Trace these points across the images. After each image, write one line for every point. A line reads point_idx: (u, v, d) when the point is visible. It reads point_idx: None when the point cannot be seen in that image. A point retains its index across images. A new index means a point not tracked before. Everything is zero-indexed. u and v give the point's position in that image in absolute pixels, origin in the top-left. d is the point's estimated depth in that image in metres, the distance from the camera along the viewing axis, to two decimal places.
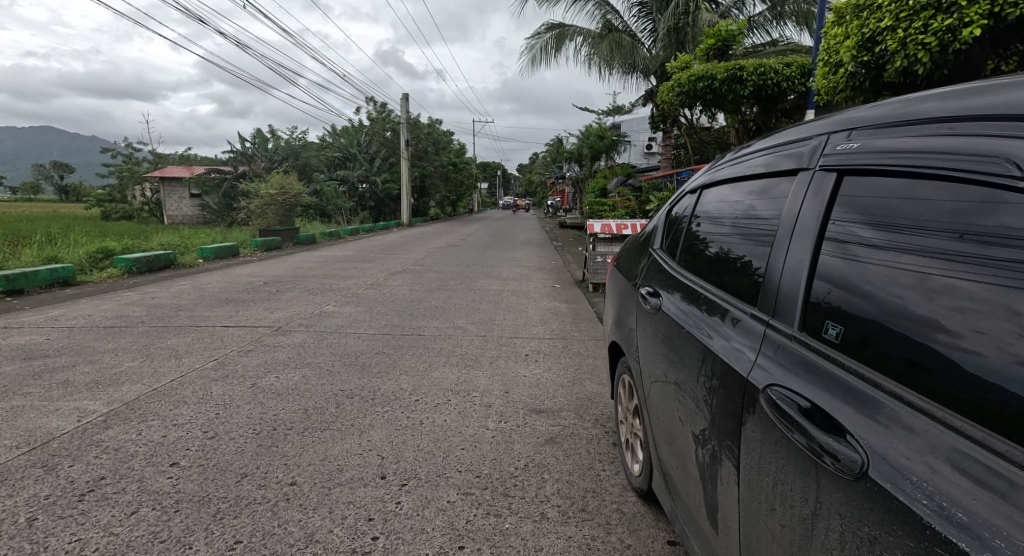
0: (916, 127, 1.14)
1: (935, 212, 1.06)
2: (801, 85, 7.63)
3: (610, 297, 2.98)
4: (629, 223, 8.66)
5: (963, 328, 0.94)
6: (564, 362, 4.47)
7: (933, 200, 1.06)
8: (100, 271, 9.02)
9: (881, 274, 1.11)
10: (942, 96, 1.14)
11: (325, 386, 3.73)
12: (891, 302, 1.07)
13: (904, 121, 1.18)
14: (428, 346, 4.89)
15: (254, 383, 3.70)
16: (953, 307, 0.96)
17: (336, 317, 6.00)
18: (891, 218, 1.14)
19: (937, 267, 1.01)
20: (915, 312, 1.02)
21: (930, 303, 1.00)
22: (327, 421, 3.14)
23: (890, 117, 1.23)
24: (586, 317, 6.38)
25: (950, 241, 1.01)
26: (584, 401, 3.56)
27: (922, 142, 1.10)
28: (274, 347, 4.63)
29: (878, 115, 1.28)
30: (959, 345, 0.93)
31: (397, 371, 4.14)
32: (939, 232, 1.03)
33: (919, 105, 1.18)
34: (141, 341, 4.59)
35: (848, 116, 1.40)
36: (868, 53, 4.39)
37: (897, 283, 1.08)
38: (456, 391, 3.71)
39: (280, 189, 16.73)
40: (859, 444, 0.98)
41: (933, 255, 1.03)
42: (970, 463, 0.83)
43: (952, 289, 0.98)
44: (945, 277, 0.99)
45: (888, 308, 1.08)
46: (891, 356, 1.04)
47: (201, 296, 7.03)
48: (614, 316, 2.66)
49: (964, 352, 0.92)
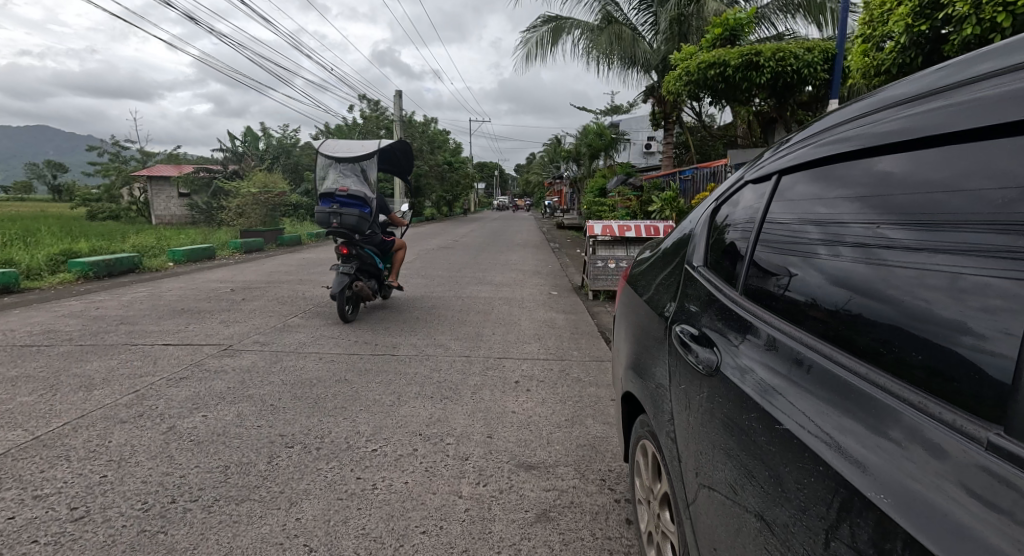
0: (958, 95, 0.95)
1: (979, 205, 0.87)
2: (823, 72, 6.88)
3: (620, 326, 2.30)
4: (632, 224, 7.91)
5: (994, 330, 0.79)
6: (560, 392, 3.74)
7: (976, 189, 0.88)
8: (51, 276, 8.24)
9: (909, 277, 0.95)
10: (1002, 54, 0.93)
11: (261, 430, 2.97)
12: (918, 305, 0.91)
13: (948, 88, 0.98)
14: (400, 369, 4.16)
15: (172, 425, 2.95)
16: (980, 307, 0.81)
17: (300, 332, 5.25)
18: (927, 214, 0.96)
19: (970, 265, 0.85)
20: (938, 316, 0.87)
21: (958, 305, 0.85)
22: (250, 484, 2.39)
23: (932, 88, 1.03)
24: (586, 331, 5.65)
25: (992, 234, 0.83)
26: (588, 452, 2.81)
27: (955, 114, 0.94)
28: (213, 373, 3.88)
29: (915, 88, 1.09)
30: (986, 348, 0.78)
31: (356, 405, 3.41)
32: (985, 226, 0.84)
33: (967, 71, 0.98)
34: (53, 368, 3.83)
35: (886, 97, 1.19)
36: (927, 21, 3.73)
37: (924, 285, 0.92)
38: (423, 435, 2.97)
39: (263, 188, 15.95)
40: (857, 457, 0.85)
41: (961, 250, 0.87)
42: (978, 471, 0.70)
43: (983, 288, 0.82)
44: (978, 275, 0.83)
45: (910, 312, 0.93)
46: (914, 366, 0.89)
47: (153, 306, 6.25)
48: (628, 357, 1.98)
49: (991, 355, 0.77)
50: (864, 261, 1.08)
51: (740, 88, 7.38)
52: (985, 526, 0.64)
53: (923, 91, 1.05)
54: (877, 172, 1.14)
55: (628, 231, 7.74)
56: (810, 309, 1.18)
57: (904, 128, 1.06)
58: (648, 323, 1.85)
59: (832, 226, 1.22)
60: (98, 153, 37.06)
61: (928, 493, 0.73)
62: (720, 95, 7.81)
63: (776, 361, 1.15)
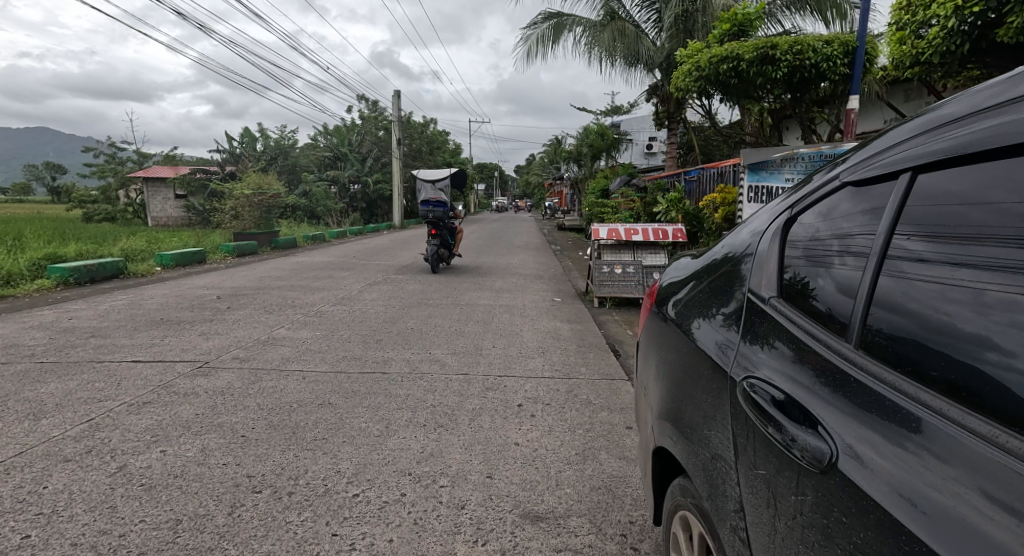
0: (996, 115, 0.89)
1: (1001, 217, 0.86)
2: (843, 67, 6.47)
3: (646, 360, 1.92)
4: (639, 228, 7.54)
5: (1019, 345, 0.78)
6: (568, 419, 3.36)
7: (998, 202, 0.86)
8: (30, 282, 7.84)
9: (928, 290, 0.93)
10: None
11: (226, 470, 2.57)
12: (939, 321, 0.90)
13: (987, 108, 0.92)
14: (391, 391, 3.78)
15: (124, 464, 2.56)
16: (1008, 323, 0.80)
17: (285, 346, 4.87)
18: (947, 226, 0.94)
19: (991, 279, 0.84)
20: (963, 332, 0.86)
21: (982, 320, 0.83)
22: (204, 545, 2.00)
23: (972, 109, 0.96)
24: (594, 343, 5.28)
25: (1013, 248, 0.82)
26: (602, 498, 2.44)
27: (988, 134, 0.89)
28: (182, 396, 3.49)
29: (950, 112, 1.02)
30: (1012, 365, 0.77)
31: (339, 435, 3.03)
32: (1009, 241, 0.83)
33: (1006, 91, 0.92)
34: (5, 391, 3.44)
35: (923, 119, 1.10)
36: (979, 4, 3.68)
37: (948, 298, 0.90)
38: (413, 475, 2.59)
39: (257, 189, 15.52)
40: (867, 464, 0.85)
41: (987, 266, 0.86)
42: (990, 471, 0.71)
43: (1009, 304, 0.81)
44: (1003, 292, 0.82)
45: (931, 326, 0.91)
46: (932, 377, 0.88)
47: (131, 316, 5.86)
48: (662, 408, 1.61)
49: (1014, 372, 0.76)
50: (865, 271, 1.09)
51: (753, 84, 7.02)
52: (1004, 532, 0.64)
53: (961, 114, 0.98)
54: (898, 186, 1.10)
55: (636, 234, 7.39)
56: (827, 321, 1.15)
57: (931, 152, 1.01)
58: (690, 369, 1.48)
59: (850, 237, 1.19)
60: (95, 154, 36.74)
61: (949, 503, 0.72)
62: (731, 91, 7.45)
63: (789, 373, 1.13)
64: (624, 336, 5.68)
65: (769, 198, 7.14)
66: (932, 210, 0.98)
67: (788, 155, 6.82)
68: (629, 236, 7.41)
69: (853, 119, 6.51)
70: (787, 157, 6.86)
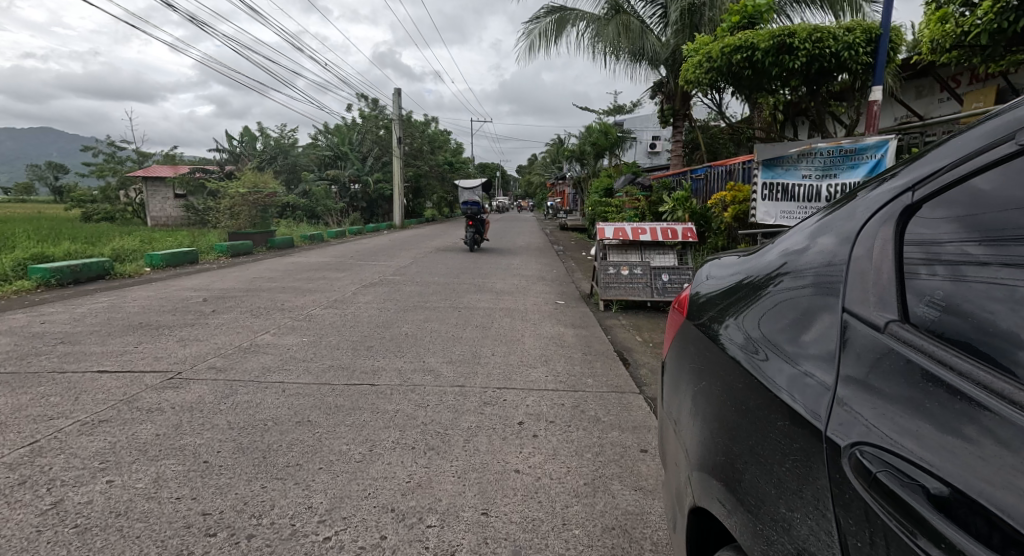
0: None
1: None
2: (864, 55, 6.12)
3: (678, 386, 1.56)
4: (647, 227, 7.19)
5: None
6: (575, 441, 2.99)
7: None
8: (9, 284, 7.50)
9: (978, 287, 0.89)
10: None
11: (179, 505, 2.21)
12: (983, 318, 0.87)
13: None
14: (378, 406, 3.41)
15: (62, 498, 2.21)
16: None
17: (268, 353, 4.51)
18: (1005, 228, 0.90)
19: None
20: None
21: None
22: None
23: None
24: (600, 350, 4.93)
25: None
26: (617, 545, 2.07)
27: None
28: (144, 412, 3.12)
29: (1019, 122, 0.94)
30: None
31: (315, 460, 2.66)
32: None
33: None
34: None
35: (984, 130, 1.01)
36: None
37: (995, 294, 0.87)
38: (397, 512, 2.24)
39: (253, 188, 15.18)
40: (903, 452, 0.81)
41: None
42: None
43: None
44: None
45: (981, 324, 0.87)
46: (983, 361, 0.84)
47: (107, 321, 5.50)
48: (706, 462, 1.26)
49: None
50: (958, 282, 0.92)
51: (768, 75, 6.66)
52: None
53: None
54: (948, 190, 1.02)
55: (643, 234, 7.10)
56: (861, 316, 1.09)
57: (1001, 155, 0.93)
58: (749, 418, 1.14)
59: (937, 246, 0.98)
60: (95, 154, 36.56)
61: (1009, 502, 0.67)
62: (744, 84, 7.10)
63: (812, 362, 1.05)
64: (632, 342, 5.32)
65: (785, 196, 6.81)
66: (1010, 216, 0.89)
67: (805, 150, 6.54)
68: (636, 236, 7.12)
69: (876, 110, 6.16)
70: (804, 152, 6.57)
